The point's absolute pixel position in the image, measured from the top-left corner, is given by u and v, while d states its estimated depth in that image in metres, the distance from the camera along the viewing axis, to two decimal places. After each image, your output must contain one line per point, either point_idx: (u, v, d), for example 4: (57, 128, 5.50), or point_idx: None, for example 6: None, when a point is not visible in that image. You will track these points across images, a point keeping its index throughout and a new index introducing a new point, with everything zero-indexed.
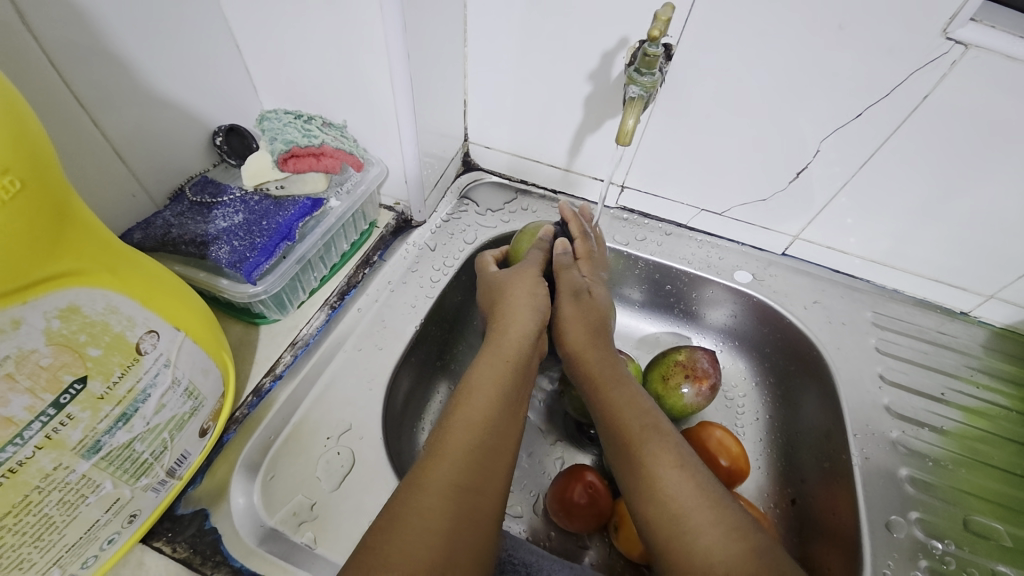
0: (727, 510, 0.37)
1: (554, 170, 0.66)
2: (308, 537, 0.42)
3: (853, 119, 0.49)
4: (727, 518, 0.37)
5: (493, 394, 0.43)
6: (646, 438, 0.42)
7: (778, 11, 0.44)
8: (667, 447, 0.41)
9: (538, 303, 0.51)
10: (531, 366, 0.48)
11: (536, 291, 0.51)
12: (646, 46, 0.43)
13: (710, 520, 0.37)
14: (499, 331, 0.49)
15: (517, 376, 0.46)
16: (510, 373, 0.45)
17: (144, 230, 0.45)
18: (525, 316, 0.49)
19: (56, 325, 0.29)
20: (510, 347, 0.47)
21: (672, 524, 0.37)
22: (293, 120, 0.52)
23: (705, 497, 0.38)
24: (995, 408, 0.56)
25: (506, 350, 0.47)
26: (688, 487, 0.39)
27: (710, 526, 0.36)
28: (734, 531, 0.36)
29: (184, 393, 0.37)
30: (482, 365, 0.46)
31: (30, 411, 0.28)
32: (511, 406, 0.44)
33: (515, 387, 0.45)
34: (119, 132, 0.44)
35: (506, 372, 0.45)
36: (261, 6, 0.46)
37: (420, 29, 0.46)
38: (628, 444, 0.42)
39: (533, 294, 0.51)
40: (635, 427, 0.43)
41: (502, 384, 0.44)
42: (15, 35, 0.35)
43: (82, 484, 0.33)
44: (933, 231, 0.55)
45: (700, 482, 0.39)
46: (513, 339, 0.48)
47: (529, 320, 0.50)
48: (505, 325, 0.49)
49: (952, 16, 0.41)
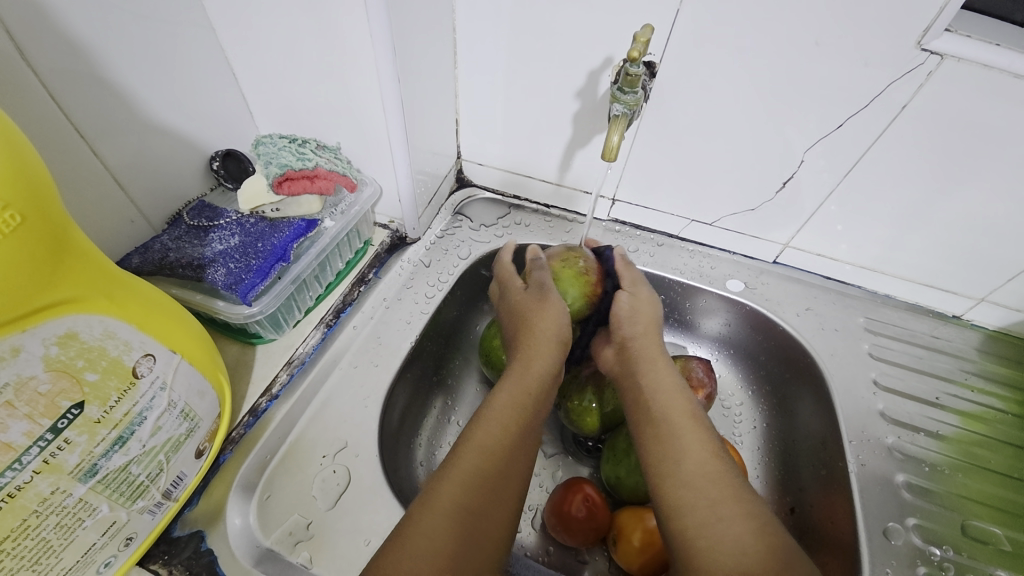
0: (752, 505, 0.37)
1: (546, 185, 0.67)
2: (304, 557, 0.42)
3: (835, 129, 0.50)
4: (754, 514, 0.37)
5: (505, 420, 0.42)
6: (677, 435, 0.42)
7: (757, 28, 0.46)
8: (694, 448, 0.41)
9: (559, 336, 0.48)
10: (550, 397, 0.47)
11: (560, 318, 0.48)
12: (627, 66, 0.44)
13: (737, 517, 0.37)
14: (523, 347, 0.47)
15: (534, 402, 0.45)
16: (526, 400, 0.44)
17: (142, 255, 0.46)
18: (548, 343, 0.47)
19: (54, 352, 0.30)
20: (541, 364, 0.46)
21: (699, 513, 0.37)
22: (288, 144, 0.53)
23: (731, 493, 0.38)
24: (990, 411, 0.56)
25: (527, 377, 0.45)
26: (715, 486, 0.39)
27: (738, 523, 0.36)
28: (760, 527, 0.36)
29: (180, 415, 0.38)
30: (497, 384, 0.45)
31: (28, 436, 0.29)
32: (524, 433, 0.43)
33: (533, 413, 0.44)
34: (118, 160, 0.45)
35: (523, 399, 0.44)
36: (257, 35, 0.48)
37: (409, 53, 0.47)
38: (661, 432, 0.43)
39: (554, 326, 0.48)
40: (673, 417, 0.43)
41: (518, 407, 0.43)
42: (15, 71, 0.36)
43: (79, 508, 0.33)
44: (920, 236, 0.55)
45: (730, 478, 0.39)
46: (535, 371, 0.46)
47: (549, 352, 0.47)
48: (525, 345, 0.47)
49: (926, 28, 0.42)
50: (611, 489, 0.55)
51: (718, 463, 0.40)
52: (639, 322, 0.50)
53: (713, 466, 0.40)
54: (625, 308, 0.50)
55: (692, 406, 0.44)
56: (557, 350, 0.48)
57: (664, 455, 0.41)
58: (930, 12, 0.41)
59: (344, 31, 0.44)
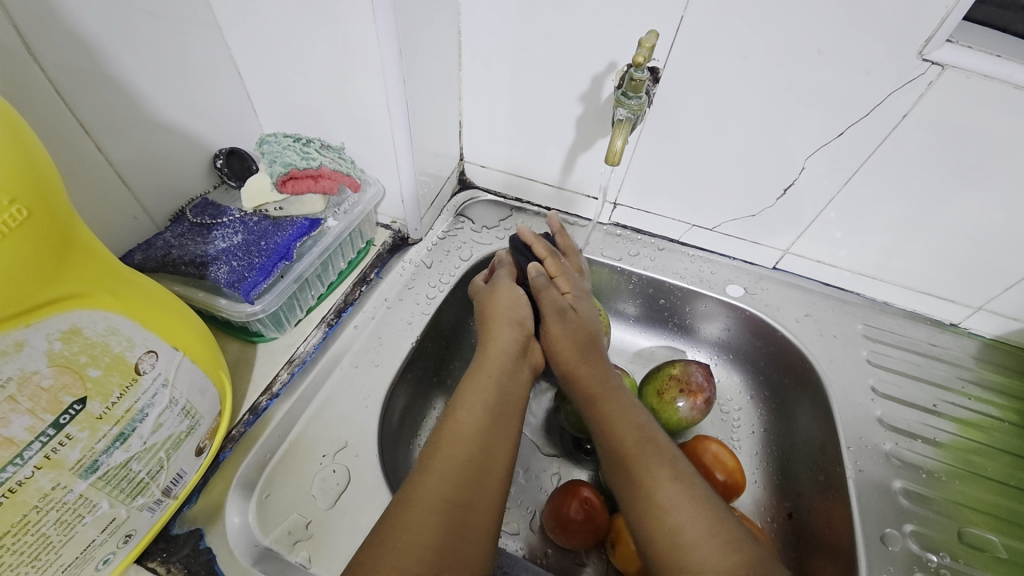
0: (723, 522, 0.38)
1: (549, 188, 0.67)
2: (303, 557, 0.42)
3: (837, 137, 0.51)
4: (724, 529, 0.37)
5: (480, 410, 0.43)
6: (650, 443, 0.42)
7: (760, 35, 0.46)
8: (667, 456, 0.42)
9: (517, 320, 0.51)
10: (520, 384, 0.47)
11: (517, 300, 0.52)
12: (632, 71, 0.45)
13: (707, 531, 0.37)
14: (485, 351, 0.48)
15: (506, 391, 0.45)
16: (496, 394, 0.44)
17: (145, 252, 0.46)
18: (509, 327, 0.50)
19: (58, 347, 0.30)
20: (504, 357, 0.48)
21: (667, 526, 0.38)
22: (292, 143, 0.53)
23: (704, 508, 0.38)
24: (988, 419, 0.57)
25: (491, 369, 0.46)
26: (688, 496, 0.39)
27: (708, 536, 0.37)
28: (730, 543, 0.36)
29: (181, 412, 0.38)
30: (470, 381, 0.45)
31: (31, 431, 0.29)
32: (502, 423, 0.43)
33: (503, 403, 0.44)
34: (123, 158, 0.45)
35: (493, 389, 0.45)
36: (262, 35, 0.48)
37: (414, 54, 0.48)
38: (630, 452, 0.42)
39: (512, 308, 0.52)
40: (641, 435, 0.43)
41: (491, 397, 0.44)
42: (21, 64, 0.36)
43: (79, 504, 0.33)
44: (919, 244, 0.56)
45: (699, 491, 0.40)
46: (497, 362, 0.47)
47: (509, 334, 0.50)
48: (490, 338, 0.50)
49: (928, 39, 0.42)
50: (609, 492, 0.55)
51: (687, 475, 0.41)
52: (574, 335, 0.51)
53: (682, 476, 0.40)
54: (555, 328, 0.51)
55: (648, 424, 0.44)
56: (520, 331, 0.51)
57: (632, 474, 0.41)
58: (932, 23, 0.42)
59: (349, 32, 0.44)
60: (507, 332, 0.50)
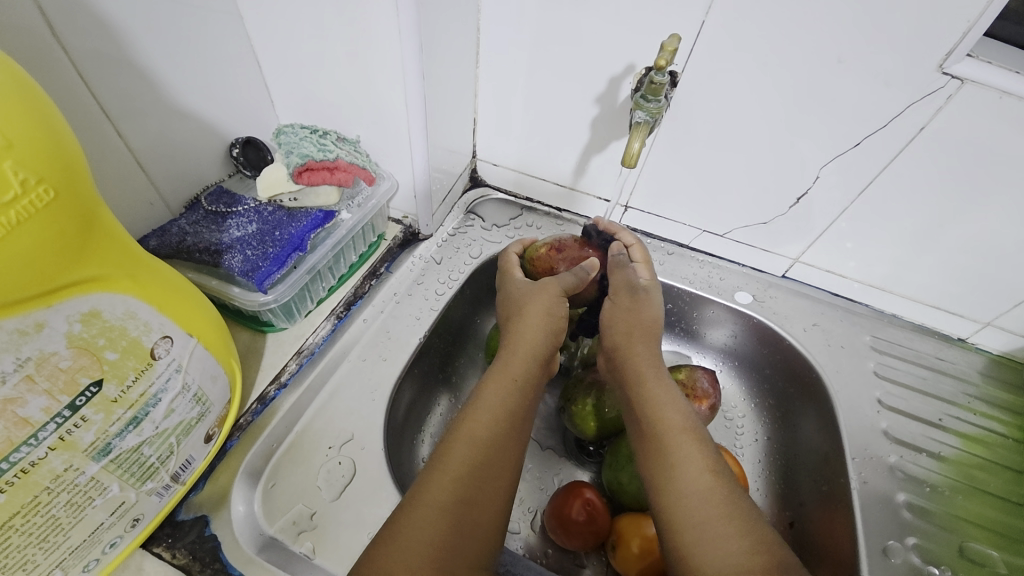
0: (752, 524, 0.37)
1: (561, 188, 0.67)
2: (307, 547, 0.42)
3: (852, 147, 0.50)
4: (753, 531, 0.37)
5: (496, 410, 0.42)
6: (679, 444, 0.42)
7: (780, 42, 0.46)
8: (699, 456, 0.41)
9: (553, 326, 0.48)
10: (540, 382, 0.47)
11: (556, 305, 0.49)
12: (652, 74, 0.45)
13: (735, 532, 0.36)
14: (509, 344, 0.47)
15: (526, 392, 0.45)
16: (516, 392, 0.44)
17: (160, 237, 0.46)
18: (540, 325, 0.48)
19: (77, 329, 0.30)
20: (529, 352, 0.47)
21: (693, 531, 0.37)
22: (309, 135, 0.53)
23: (732, 510, 0.38)
24: (992, 435, 0.56)
25: (513, 367, 0.45)
26: (717, 497, 0.38)
27: (737, 538, 0.36)
28: (759, 543, 0.36)
29: (193, 398, 0.38)
30: (490, 378, 0.45)
31: (46, 412, 0.29)
32: (518, 420, 0.43)
33: (523, 402, 0.44)
34: (141, 143, 0.46)
35: (512, 388, 0.44)
36: (282, 25, 0.49)
37: (433, 50, 0.48)
38: (660, 450, 0.42)
39: (548, 313, 0.48)
40: (672, 432, 0.43)
41: (509, 398, 0.43)
42: (45, 44, 0.36)
43: (90, 486, 0.33)
44: (929, 259, 0.56)
45: (730, 492, 0.39)
46: (519, 358, 0.46)
47: (541, 333, 0.48)
48: (516, 332, 0.48)
49: (949, 52, 0.42)
50: (612, 494, 0.55)
51: (718, 476, 0.40)
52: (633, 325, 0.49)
53: (713, 478, 0.40)
54: (610, 313, 0.51)
55: (690, 422, 0.44)
56: (552, 333, 0.48)
57: (662, 474, 0.41)
58: (953, 37, 0.42)
59: (369, 25, 0.44)
60: (537, 332, 0.48)
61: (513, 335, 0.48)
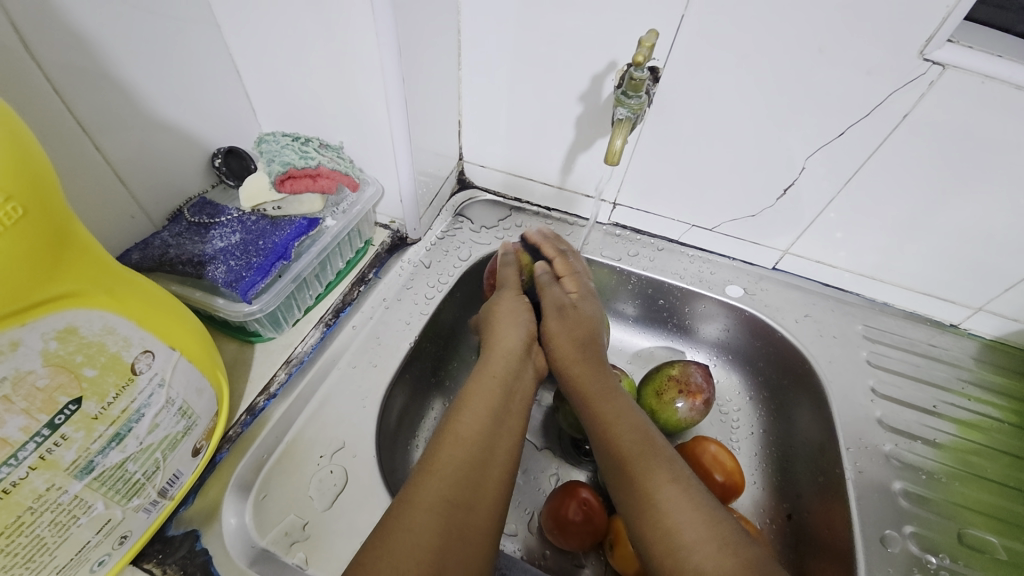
0: (722, 524, 0.37)
1: (548, 188, 0.67)
2: (300, 558, 0.41)
3: (837, 137, 0.50)
4: (721, 532, 0.37)
5: (483, 412, 0.43)
6: (646, 448, 0.42)
7: (760, 34, 0.46)
8: (664, 462, 0.41)
9: (523, 321, 0.52)
10: (523, 385, 0.48)
11: (517, 304, 0.53)
12: (632, 70, 0.44)
13: (704, 534, 0.36)
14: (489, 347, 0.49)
15: (509, 394, 0.46)
16: (499, 393, 0.45)
17: (142, 251, 0.46)
18: (514, 330, 0.51)
19: (53, 347, 0.29)
20: (508, 352, 0.49)
21: (664, 534, 0.37)
22: (291, 142, 0.53)
23: (702, 512, 0.38)
24: (988, 420, 0.56)
25: (495, 368, 0.47)
26: (685, 500, 0.39)
27: (705, 541, 0.36)
28: (726, 545, 0.36)
29: (178, 412, 0.38)
30: (476, 382, 0.46)
31: (25, 432, 0.29)
32: (503, 422, 0.44)
33: (506, 404, 0.45)
34: (120, 156, 0.45)
35: (496, 389, 0.45)
36: (261, 33, 0.48)
37: (413, 53, 0.47)
38: (624, 460, 0.42)
39: (514, 311, 0.52)
40: (635, 437, 0.43)
41: (493, 401, 0.44)
42: (17, 59, 0.36)
43: (75, 505, 0.33)
44: (918, 246, 0.56)
45: (696, 494, 0.39)
46: (499, 359, 0.48)
47: (515, 332, 0.51)
48: (495, 338, 0.50)
49: (929, 39, 0.42)
50: None
51: (681, 479, 0.40)
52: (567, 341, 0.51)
53: (677, 483, 0.40)
54: (554, 329, 0.52)
55: (647, 430, 0.44)
56: (524, 339, 0.51)
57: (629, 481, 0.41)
58: (932, 24, 0.41)
59: (348, 30, 0.44)
60: (508, 335, 0.50)
61: (494, 339, 0.50)
